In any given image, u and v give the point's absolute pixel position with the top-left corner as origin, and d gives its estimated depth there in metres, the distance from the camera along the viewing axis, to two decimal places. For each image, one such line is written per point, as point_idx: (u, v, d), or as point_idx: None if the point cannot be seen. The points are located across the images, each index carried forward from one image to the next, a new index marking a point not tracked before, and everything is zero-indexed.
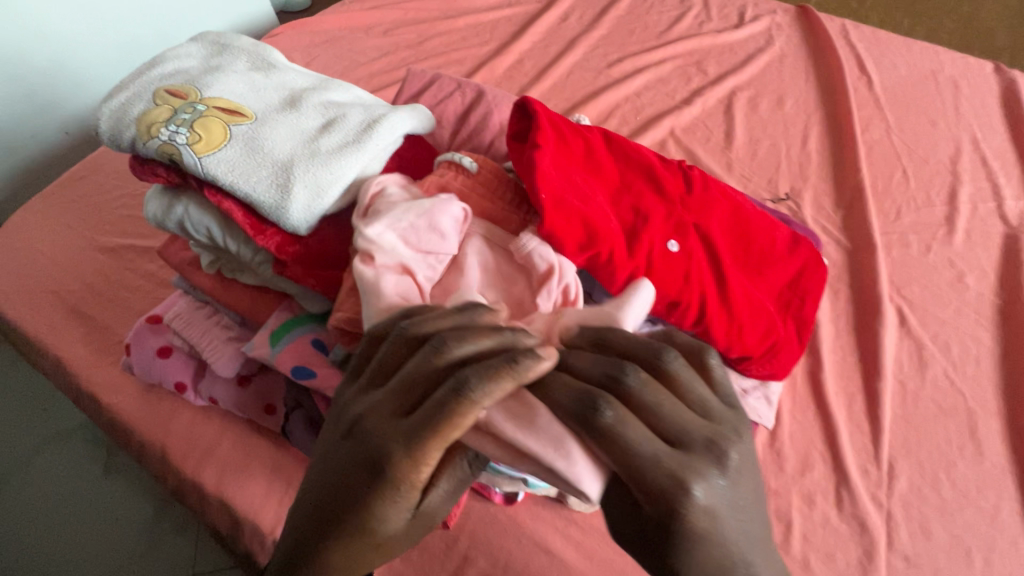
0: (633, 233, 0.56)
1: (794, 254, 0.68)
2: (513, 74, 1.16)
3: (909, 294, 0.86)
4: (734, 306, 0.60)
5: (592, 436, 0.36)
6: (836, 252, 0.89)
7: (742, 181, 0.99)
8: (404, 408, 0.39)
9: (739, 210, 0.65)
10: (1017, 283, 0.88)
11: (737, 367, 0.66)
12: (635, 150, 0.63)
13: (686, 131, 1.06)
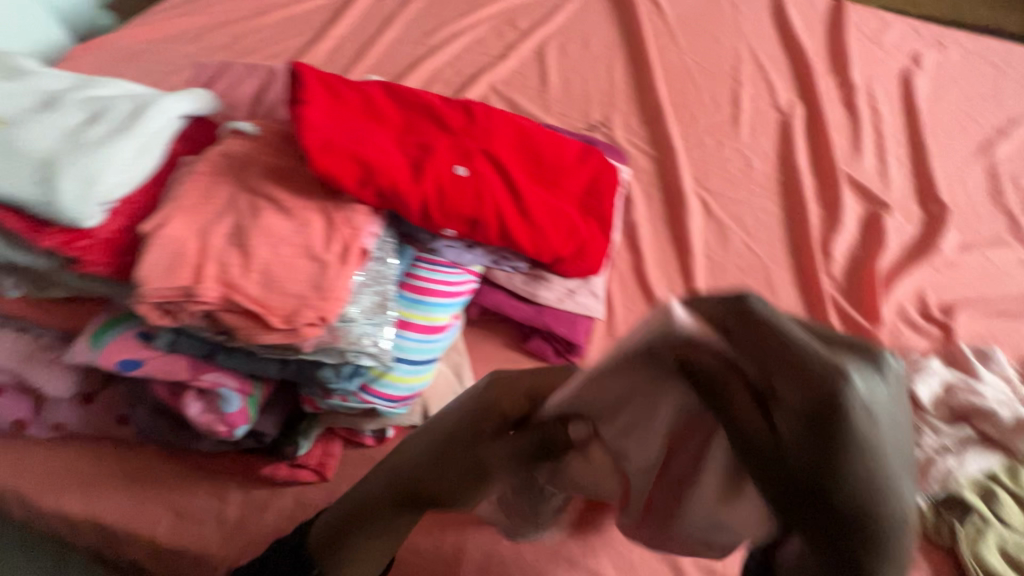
0: (419, 165, 0.62)
1: (585, 164, 0.77)
2: (335, 59, 1.19)
3: (708, 185, 0.99)
4: (534, 214, 0.68)
5: (612, 389, 0.42)
6: (646, 162, 1.01)
7: (560, 119, 1.08)
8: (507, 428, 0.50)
9: (525, 132, 0.73)
10: (791, 159, 1.04)
11: (557, 272, 0.75)
12: (417, 95, 0.69)
13: (506, 84, 1.14)
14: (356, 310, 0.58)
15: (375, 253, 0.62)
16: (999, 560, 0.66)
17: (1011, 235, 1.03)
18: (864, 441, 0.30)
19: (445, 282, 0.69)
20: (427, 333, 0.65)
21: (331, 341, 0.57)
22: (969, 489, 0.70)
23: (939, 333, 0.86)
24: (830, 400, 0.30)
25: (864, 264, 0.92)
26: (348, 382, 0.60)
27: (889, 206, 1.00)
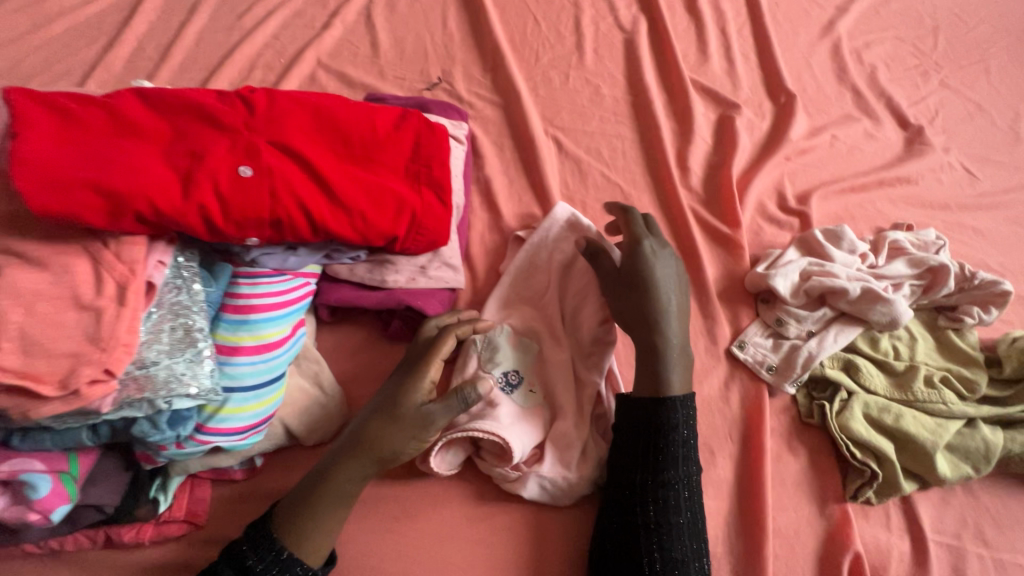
0: (189, 175, 0.55)
1: (404, 129, 0.72)
2: (134, 63, 1.04)
3: (559, 122, 0.95)
4: (346, 197, 0.63)
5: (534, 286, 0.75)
6: (493, 112, 0.96)
7: (397, 83, 1.00)
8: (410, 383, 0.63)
9: (324, 110, 0.67)
10: (639, 78, 1.01)
11: (401, 251, 0.70)
12: (179, 93, 0.60)
13: (333, 56, 1.05)
14: (156, 352, 0.52)
15: (172, 282, 0.56)
16: (865, 425, 0.69)
17: (856, 109, 1.06)
18: (655, 287, 0.67)
19: (271, 293, 0.63)
20: (261, 353, 0.60)
21: (134, 393, 0.50)
22: (831, 366, 0.73)
23: (796, 222, 0.89)
24: (620, 267, 0.69)
25: (721, 170, 0.92)
26: (166, 431, 0.53)
27: (739, 105, 1.00)
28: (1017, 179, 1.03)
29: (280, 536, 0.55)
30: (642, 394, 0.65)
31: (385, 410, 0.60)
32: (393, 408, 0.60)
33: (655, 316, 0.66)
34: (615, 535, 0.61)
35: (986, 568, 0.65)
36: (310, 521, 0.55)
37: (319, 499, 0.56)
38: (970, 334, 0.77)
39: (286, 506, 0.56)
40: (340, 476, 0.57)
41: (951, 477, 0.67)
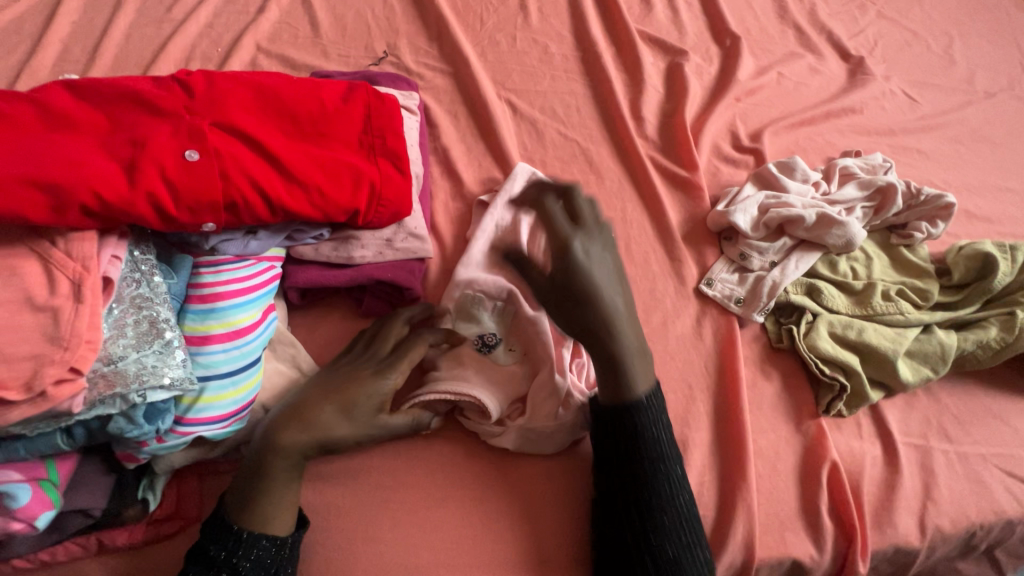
0: (133, 164, 0.54)
1: (352, 101, 0.70)
2: (60, 64, 0.98)
3: (511, 85, 0.95)
4: (300, 174, 0.62)
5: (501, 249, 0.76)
6: (443, 81, 0.95)
7: (343, 61, 0.98)
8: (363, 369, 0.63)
9: (267, 88, 0.65)
10: (586, 34, 1.01)
11: (365, 225, 0.70)
12: (111, 82, 0.58)
13: (272, 39, 1.01)
14: (122, 346, 0.51)
15: (130, 276, 0.55)
16: (830, 343, 0.72)
17: (799, 46, 1.08)
18: (597, 292, 0.57)
19: (235, 279, 0.62)
20: (232, 340, 0.59)
21: (105, 390, 0.49)
22: (795, 292, 0.76)
23: (751, 160, 0.91)
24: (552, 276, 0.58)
25: (674, 116, 0.93)
26: (145, 426, 0.52)
27: (686, 52, 1.01)
28: (955, 99, 1.07)
29: (240, 522, 0.55)
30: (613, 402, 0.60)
31: (341, 406, 0.60)
32: (351, 405, 0.60)
33: (603, 324, 0.58)
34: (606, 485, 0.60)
35: (952, 461, 0.70)
36: (268, 508, 0.56)
37: (272, 484, 0.56)
38: (920, 249, 0.80)
39: (239, 495, 0.56)
40: (292, 461, 0.57)
41: (913, 381, 0.71)
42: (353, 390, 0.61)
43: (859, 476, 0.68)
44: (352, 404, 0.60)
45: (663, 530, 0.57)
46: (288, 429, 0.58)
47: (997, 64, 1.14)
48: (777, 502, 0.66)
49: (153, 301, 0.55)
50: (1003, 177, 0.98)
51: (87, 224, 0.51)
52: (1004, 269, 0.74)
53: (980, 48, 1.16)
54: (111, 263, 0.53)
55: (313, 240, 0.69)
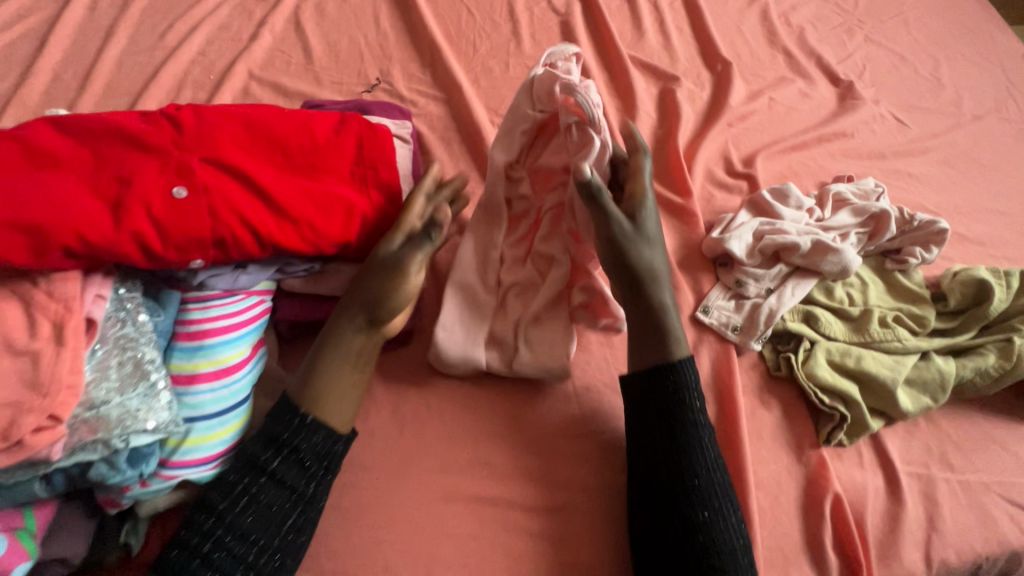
0: (119, 202, 0.52)
1: (344, 133, 0.70)
2: (51, 92, 0.97)
3: (505, 112, 0.95)
4: (291, 208, 0.61)
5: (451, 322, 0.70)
6: (437, 108, 0.95)
7: (336, 88, 0.98)
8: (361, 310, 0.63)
9: (258, 122, 0.65)
10: (578, 60, 1.02)
11: (357, 257, 0.68)
12: (98, 118, 0.57)
13: (266, 67, 1.01)
14: (105, 390, 0.50)
15: (115, 315, 0.54)
16: (829, 371, 0.72)
17: (789, 71, 1.09)
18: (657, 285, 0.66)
19: (224, 315, 0.60)
20: (221, 378, 0.58)
21: (86, 436, 0.48)
22: (792, 319, 0.75)
23: (745, 185, 0.91)
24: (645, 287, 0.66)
25: (667, 141, 0.94)
26: (129, 472, 0.50)
27: (678, 77, 1.01)
28: (943, 122, 1.08)
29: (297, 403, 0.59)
30: (653, 358, 0.64)
31: (364, 308, 0.63)
32: (397, 263, 0.63)
33: (648, 275, 0.66)
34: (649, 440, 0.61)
35: (954, 490, 0.69)
36: (315, 386, 0.59)
37: (320, 365, 0.60)
38: (915, 274, 0.80)
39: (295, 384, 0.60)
40: (338, 348, 0.61)
41: (912, 409, 0.70)
42: (377, 287, 0.63)
43: (862, 507, 0.67)
44: (380, 279, 0.63)
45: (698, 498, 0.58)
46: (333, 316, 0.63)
47: (984, 87, 1.16)
48: (779, 535, 0.65)
49: (139, 342, 0.53)
50: (994, 199, 0.99)
51: (69, 265, 0.50)
52: (999, 295, 0.74)
53: (966, 71, 1.18)
54: (94, 303, 0.52)
55: (303, 272, 0.66)
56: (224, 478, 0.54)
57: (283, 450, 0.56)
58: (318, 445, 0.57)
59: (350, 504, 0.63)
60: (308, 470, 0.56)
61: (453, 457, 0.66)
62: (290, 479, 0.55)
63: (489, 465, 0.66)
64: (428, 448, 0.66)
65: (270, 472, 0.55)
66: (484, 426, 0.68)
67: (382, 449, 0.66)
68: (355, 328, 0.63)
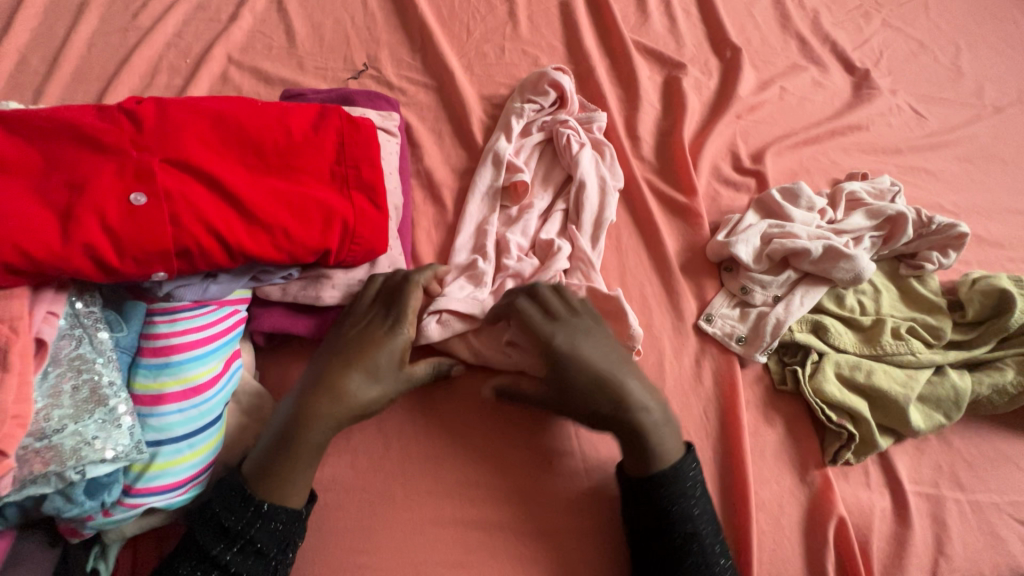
0: (69, 211, 0.48)
1: (324, 128, 0.64)
2: (18, 77, 0.91)
3: (499, 101, 0.89)
4: (264, 214, 0.56)
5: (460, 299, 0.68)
6: (427, 97, 0.89)
7: (320, 75, 0.92)
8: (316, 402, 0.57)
9: (227, 115, 0.59)
10: (578, 45, 0.96)
11: (337, 264, 0.64)
12: (46, 113, 0.52)
13: (245, 50, 0.94)
14: (58, 417, 0.46)
15: (70, 333, 0.50)
16: (837, 386, 0.68)
17: (802, 58, 1.03)
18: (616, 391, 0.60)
19: (193, 329, 0.56)
20: (189, 398, 0.54)
21: (37, 469, 0.44)
22: (800, 330, 0.71)
23: (753, 183, 0.86)
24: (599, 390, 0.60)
25: (671, 135, 0.88)
26: (89, 502, 0.47)
27: (684, 65, 0.95)
28: (963, 114, 1.03)
29: (256, 491, 0.54)
30: (636, 468, 0.59)
31: (352, 411, 0.58)
32: (404, 377, 0.60)
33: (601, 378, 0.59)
34: (635, 517, 0.59)
35: (964, 511, 0.66)
36: (287, 483, 0.55)
37: (297, 463, 0.55)
38: (931, 281, 0.76)
39: (258, 468, 0.55)
40: (303, 447, 0.55)
41: (924, 428, 0.67)
42: (371, 392, 0.58)
43: (867, 530, 0.64)
44: (334, 373, 0.58)
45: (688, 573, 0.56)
46: (312, 403, 0.56)
47: (1006, 76, 1.09)
48: (780, 559, 0.62)
49: (96, 364, 0.49)
50: (1014, 199, 0.94)
51: (13, 282, 0.46)
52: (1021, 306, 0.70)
53: (988, 58, 1.11)
54: (46, 322, 0.48)
55: (279, 280, 0.62)
56: (175, 571, 0.52)
57: (236, 540, 0.53)
58: (276, 532, 0.54)
59: (332, 527, 0.60)
60: (266, 558, 0.53)
61: (441, 478, 0.62)
62: (245, 570, 0.52)
63: (479, 487, 0.62)
64: (416, 470, 0.62)
65: (223, 565, 0.52)
66: (478, 443, 0.64)
67: (357, 491, 0.62)
68: (314, 427, 0.56)
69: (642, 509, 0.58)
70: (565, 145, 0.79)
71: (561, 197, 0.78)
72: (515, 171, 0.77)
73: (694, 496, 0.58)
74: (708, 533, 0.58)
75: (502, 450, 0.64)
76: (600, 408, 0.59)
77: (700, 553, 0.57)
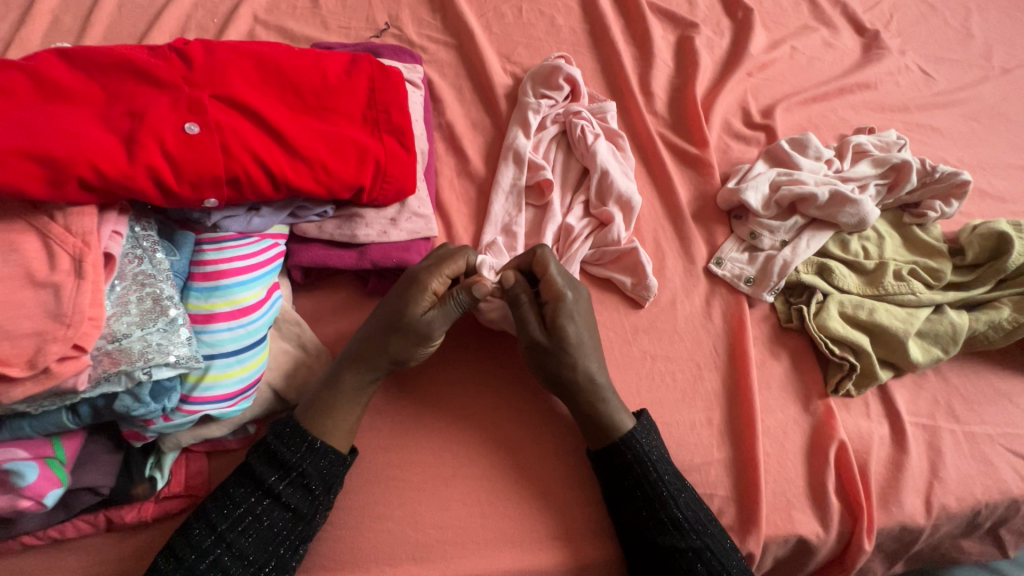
0: (132, 137, 0.52)
1: (356, 74, 0.68)
2: (52, 36, 0.92)
3: (517, 59, 0.92)
4: (303, 148, 0.60)
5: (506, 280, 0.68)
6: (447, 54, 0.92)
7: (344, 33, 0.94)
8: (372, 360, 0.62)
9: (267, 59, 0.63)
10: (594, 5, 0.98)
11: (369, 202, 0.68)
12: (104, 50, 0.56)
13: (271, 9, 0.96)
14: (126, 324, 0.50)
15: (132, 253, 0.54)
16: (841, 323, 0.72)
17: (812, 20, 1.05)
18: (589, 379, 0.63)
19: (239, 257, 0.60)
20: (237, 318, 0.58)
21: (110, 367, 0.49)
22: (806, 271, 0.75)
23: (762, 137, 0.89)
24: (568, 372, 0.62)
25: (683, 91, 0.91)
26: (151, 406, 0.51)
27: (697, 24, 0.98)
28: (970, 75, 1.05)
29: (307, 428, 0.59)
30: (597, 442, 0.63)
31: (387, 362, 0.62)
32: (426, 328, 0.62)
33: (584, 378, 0.62)
34: (605, 472, 0.62)
35: (959, 440, 0.70)
36: (327, 419, 0.60)
37: (338, 406, 0.60)
38: (933, 228, 0.79)
39: (310, 403, 0.61)
40: (348, 394, 0.61)
41: (922, 361, 0.70)
42: (399, 346, 0.62)
43: (866, 456, 0.68)
44: (403, 336, 0.62)
45: (664, 525, 0.59)
46: (365, 355, 0.62)
47: (1014, 38, 1.11)
48: (784, 480, 0.66)
49: (155, 279, 0.54)
50: (1017, 155, 0.96)
51: (82, 201, 0.50)
52: (1019, 248, 0.73)
53: (997, 21, 1.13)
54: (111, 238, 0.52)
55: (316, 217, 0.67)
56: (230, 495, 0.56)
57: (290, 472, 0.57)
58: (323, 471, 0.58)
59: (366, 446, 0.64)
60: (313, 493, 0.58)
61: (465, 414, 0.66)
62: (294, 501, 0.57)
63: (499, 409, 0.67)
64: (441, 399, 0.67)
65: (275, 494, 0.57)
66: (503, 376, 0.69)
67: (384, 414, 0.66)
68: (362, 379, 0.61)
69: (609, 469, 0.62)
70: (579, 137, 0.79)
71: (581, 190, 0.78)
72: (538, 168, 0.77)
73: (659, 460, 0.62)
74: (672, 486, 0.61)
75: (515, 383, 0.69)
76: (574, 375, 0.62)
77: (665, 511, 0.60)
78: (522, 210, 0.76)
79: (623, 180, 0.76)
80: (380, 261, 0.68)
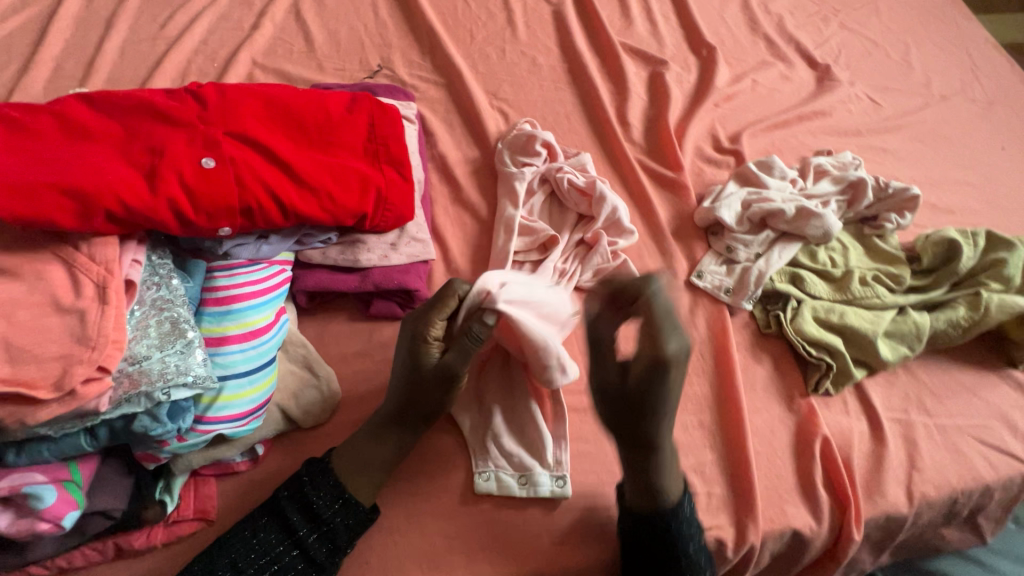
0: (153, 172, 0.56)
1: (357, 111, 0.73)
2: (54, 82, 0.96)
3: (502, 95, 0.99)
4: (311, 178, 0.64)
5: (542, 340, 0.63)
6: (436, 92, 0.99)
7: (339, 75, 1.00)
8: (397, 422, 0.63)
9: (274, 99, 0.68)
10: (571, 47, 1.06)
11: (371, 228, 0.72)
12: (124, 95, 0.60)
13: (268, 55, 1.02)
14: (146, 346, 0.53)
15: (150, 280, 0.57)
16: (815, 326, 0.77)
17: (770, 56, 1.15)
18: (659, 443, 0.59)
19: (249, 282, 0.63)
20: (249, 340, 0.61)
21: (130, 389, 0.50)
22: (779, 279, 0.81)
23: (731, 160, 0.96)
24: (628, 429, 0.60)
25: (657, 121, 0.99)
26: (169, 425, 0.53)
27: (666, 62, 1.07)
28: (914, 103, 1.15)
29: (337, 471, 0.61)
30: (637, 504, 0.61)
31: (415, 420, 0.64)
32: (444, 372, 0.62)
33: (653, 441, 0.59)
34: (631, 536, 0.61)
35: (932, 433, 0.75)
36: (362, 476, 0.61)
37: (375, 465, 0.62)
38: (892, 238, 0.86)
39: (347, 453, 0.62)
40: (378, 462, 0.62)
41: (892, 359, 0.76)
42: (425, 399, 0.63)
43: (849, 450, 0.72)
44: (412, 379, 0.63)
45: None
46: (393, 415, 0.63)
47: (950, 70, 1.23)
48: (774, 477, 0.70)
49: (172, 304, 0.56)
50: (961, 171, 1.05)
51: (106, 233, 0.54)
52: (968, 252, 0.81)
53: (935, 55, 1.25)
54: (132, 267, 0.56)
55: (321, 244, 0.71)
56: (260, 540, 0.58)
57: (321, 526, 0.59)
58: (350, 527, 0.60)
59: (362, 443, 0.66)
60: (336, 547, 0.59)
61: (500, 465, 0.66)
62: (319, 556, 0.58)
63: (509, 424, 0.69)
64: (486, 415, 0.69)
65: (303, 545, 0.58)
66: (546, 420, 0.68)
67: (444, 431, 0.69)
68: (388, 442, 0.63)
69: (641, 532, 0.60)
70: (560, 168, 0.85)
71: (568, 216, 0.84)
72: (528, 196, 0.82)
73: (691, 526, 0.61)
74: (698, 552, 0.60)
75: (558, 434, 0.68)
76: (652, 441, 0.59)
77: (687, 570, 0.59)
78: (525, 239, 0.80)
79: (611, 195, 0.82)
80: (383, 283, 0.72)
